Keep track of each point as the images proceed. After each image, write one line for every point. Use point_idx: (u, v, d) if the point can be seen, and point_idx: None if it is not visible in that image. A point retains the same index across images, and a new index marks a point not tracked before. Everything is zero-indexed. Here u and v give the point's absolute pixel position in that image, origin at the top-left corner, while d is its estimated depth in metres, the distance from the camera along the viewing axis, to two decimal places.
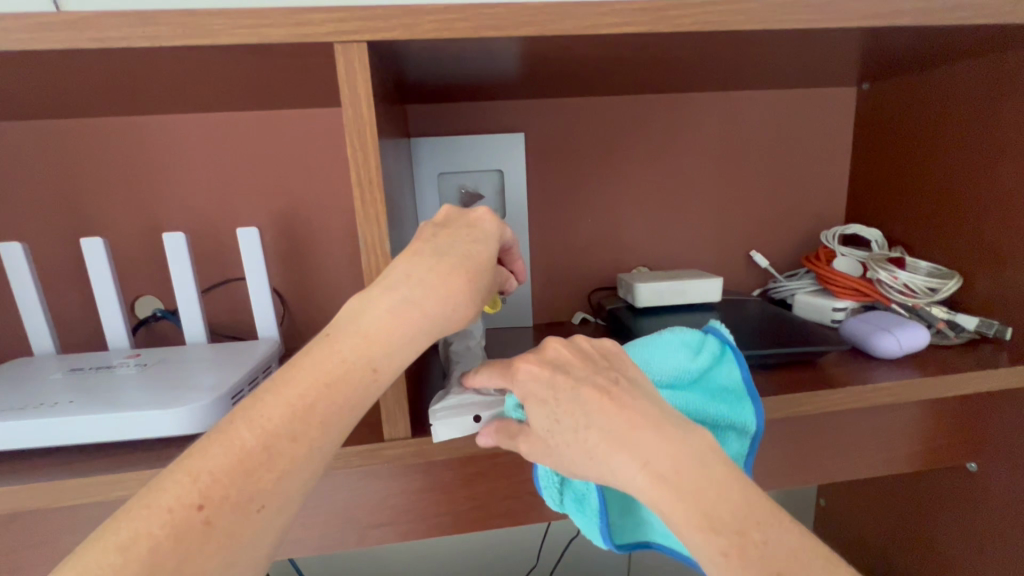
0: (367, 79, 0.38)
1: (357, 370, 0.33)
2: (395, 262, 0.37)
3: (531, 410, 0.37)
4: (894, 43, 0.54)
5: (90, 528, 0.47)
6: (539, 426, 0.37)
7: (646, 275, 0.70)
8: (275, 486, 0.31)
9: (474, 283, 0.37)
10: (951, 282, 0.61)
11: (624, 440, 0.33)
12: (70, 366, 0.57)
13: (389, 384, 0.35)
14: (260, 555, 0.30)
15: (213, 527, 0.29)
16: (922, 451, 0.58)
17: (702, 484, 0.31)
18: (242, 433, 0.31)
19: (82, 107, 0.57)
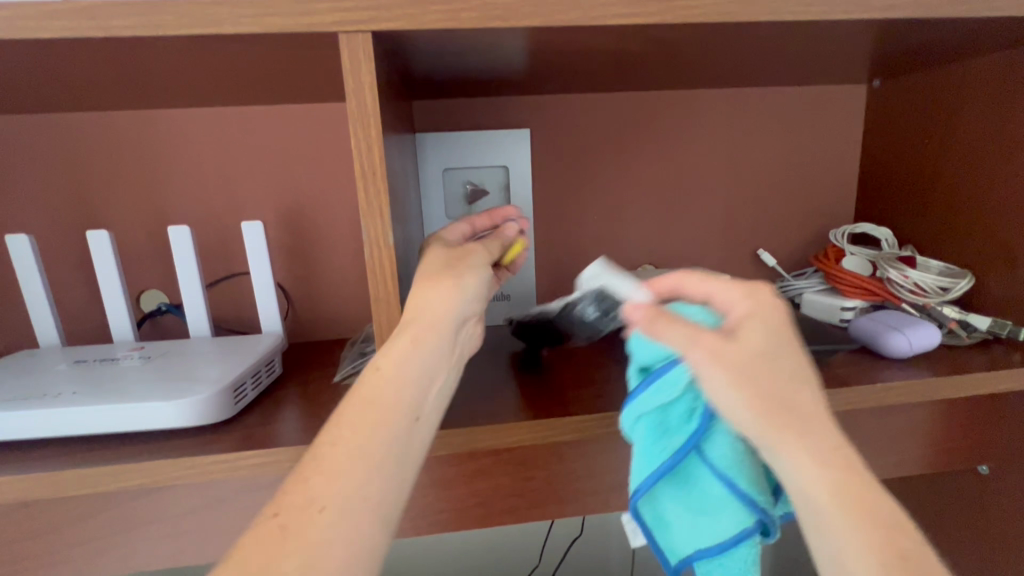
0: (372, 70, 0.38)
1: (387, 373, 0.35)
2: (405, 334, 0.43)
3: (748, 328, 0.34)
4: (907, 37, 0.53)
5: (95, 518, 0.47)
6: (745, 344, 0.33)
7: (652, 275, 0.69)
8: (330, 485, 0.30)
9: (430, 274, 0.39)
10: (963, 281, 0.59)
11: (809, 407, 0.34)
12: (75, 358, 0.57)
13: (398, 372, 0.35)
14: (342, 556, 0.29)
15: (286, 530, 0.29)
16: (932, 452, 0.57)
17: (869, 487, 0.33)
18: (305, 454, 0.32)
19: (89, 99, 0.57)
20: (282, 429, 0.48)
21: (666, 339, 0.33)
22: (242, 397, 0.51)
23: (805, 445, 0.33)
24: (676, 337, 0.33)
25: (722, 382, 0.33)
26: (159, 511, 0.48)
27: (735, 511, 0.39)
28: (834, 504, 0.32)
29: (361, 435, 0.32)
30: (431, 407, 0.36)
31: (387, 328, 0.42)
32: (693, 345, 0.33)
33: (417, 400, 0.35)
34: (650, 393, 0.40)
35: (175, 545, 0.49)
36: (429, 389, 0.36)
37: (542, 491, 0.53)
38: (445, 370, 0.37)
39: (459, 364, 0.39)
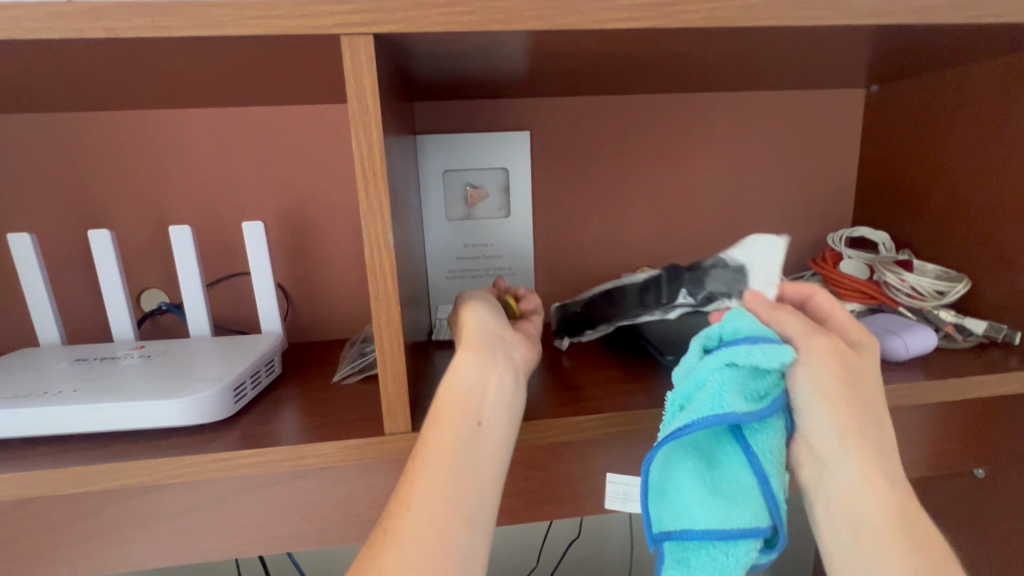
0: (373, 71, 0.38)
1: (452, 376, 0.40)
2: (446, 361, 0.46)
3: (859, 354, 0.42)
4: (904, 43, 0.54)
5: (93, 517, 0.47)
6: (854, 357, 0.41)
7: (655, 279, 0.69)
8: (414, 488, 0.36)
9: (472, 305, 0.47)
10: (958, 285, 0.60)
11: (888, 432, 0.39)
12: (75, 356, 0.57)
13: (465, 373, 0.40)
14: (426, 549, 0.33)
15: (389, 530, 0.35)
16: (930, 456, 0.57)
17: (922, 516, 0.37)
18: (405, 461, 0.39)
19: (91, 99, 0.58)
20: (281, 429, 0.48)
21: (783, 328, 0.41)
22: (242, 396, 0.51)
23: (880, 462, 0.38)
24: (792, 328, 0.41)
25: (825, 382, 0.39)
26: (157, 510, 0.48)
27: (752, 504, 0.37)
28: (893, 514, 0.37)
29: (434, 434, 0.38)
30: (493, 410, 0.40)
31: (387, 328, 0.42)
32: (810, 337, 0.40)
33: (477, 405, 0.39)
34: (750, 352, 0.38)
35: (174, 544, 0.49)
36: (489, 392, 0.40)
37: (541, 492, 0.53)
38: (500, 373, 0.41)
39: (516, 370, 0.43)
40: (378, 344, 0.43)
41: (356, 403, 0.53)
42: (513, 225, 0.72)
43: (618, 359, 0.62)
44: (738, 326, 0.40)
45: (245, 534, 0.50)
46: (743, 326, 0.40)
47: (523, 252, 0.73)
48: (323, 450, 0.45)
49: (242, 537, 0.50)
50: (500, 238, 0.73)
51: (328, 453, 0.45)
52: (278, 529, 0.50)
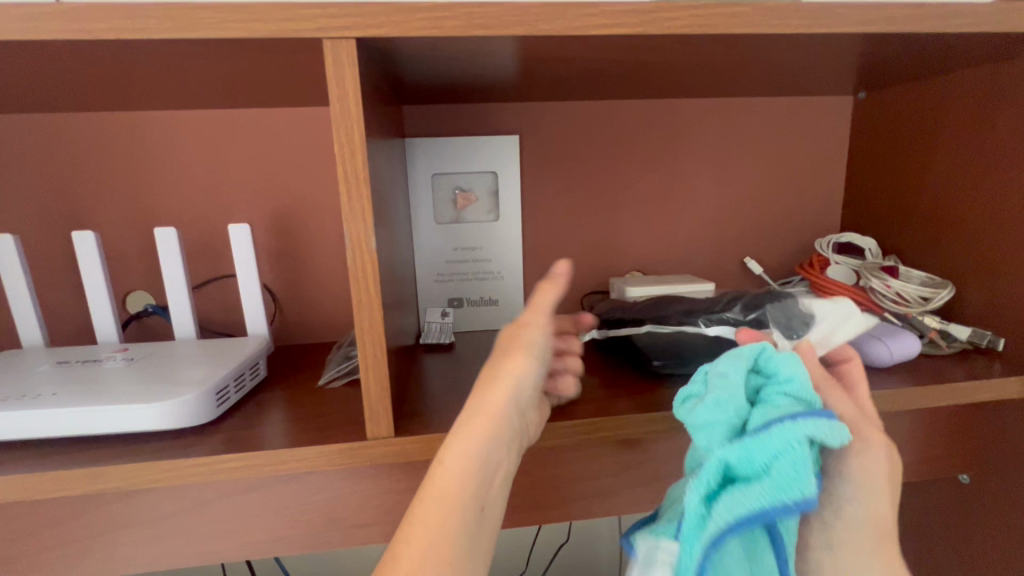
0: (355, 76, 0.38)
1: (468, 457, 0.37)
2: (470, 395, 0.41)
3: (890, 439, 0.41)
4: (889, 51, 0.54)
5: (71, 522, 0.46)
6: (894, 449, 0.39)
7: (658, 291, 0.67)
8: None
9: (527, 357, 0.42)
10: (944, 291, 0.60)
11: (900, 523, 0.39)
12: (58, 358, 0.56)
13: (484, 457, 0.38)
14: None
15: None
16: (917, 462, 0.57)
17: None
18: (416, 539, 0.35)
19: (77, 99, 0.57)
20: (264, 433, 0.48)
21: (838, 406, 0.38)
22: (225, 400, 0.51)
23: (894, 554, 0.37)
24: (848, 408, 0.38)
25: (877, 475, 0.36)
26: (137, 516, 0.47)
27: None
28: None
29: (447, 514, 0.36)
30: (496, 494, 0.39)
31: (369, 333, 0.42)
32: (867, 424, 0.37)
33: (481, 491, 0.37)
34: (830, 430, 0.34)
35: (153, 550, 0.48)
36: (496, 475, 0.39)
37: (527, 498, 0.52)
38: (508, 456, 0.40)
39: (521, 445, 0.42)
40: (361, 348, 0.43)
41: (341, 407, 0.53)
42: (502, 229, 0.72)
43: (607, 363, 0.62)
44: (799, 379, 0.37)
45: (225, 540, 0.49)
46: (805, 384, 0.37)
47: (512, 256, 0.73)
48: (306, 455, 0.45)
49: (222, 543, 0.49)
50: (489, 242, 0.73)
51: (311, 457, 0.45)
52: (260, 534, 0.49)
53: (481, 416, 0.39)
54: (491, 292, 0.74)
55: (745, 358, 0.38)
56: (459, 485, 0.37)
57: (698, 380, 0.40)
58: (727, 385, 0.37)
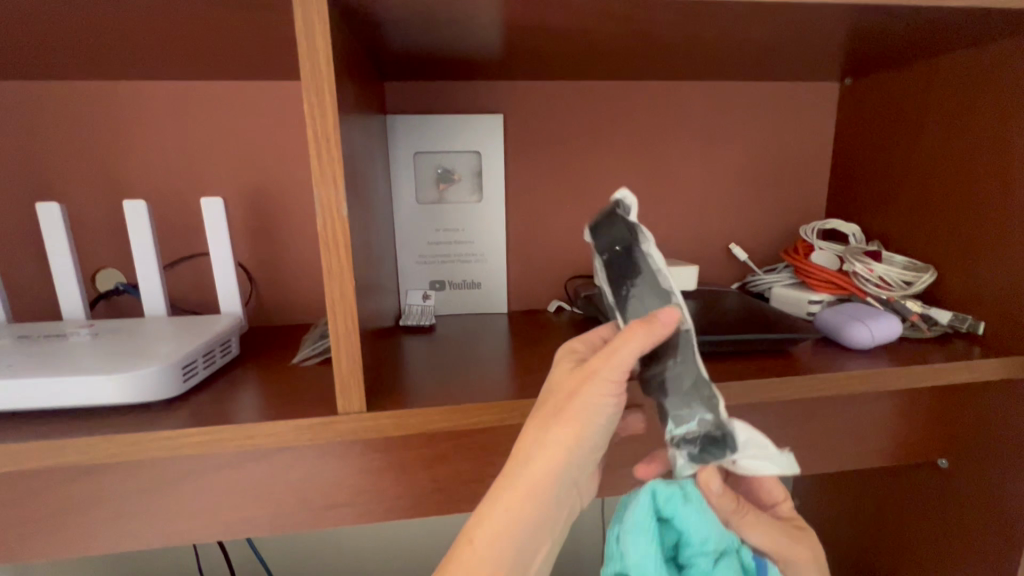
0: (326, 32, 0.37)
1: (500, 555, 0.35)
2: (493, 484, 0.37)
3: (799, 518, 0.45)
4: (875, 31, 0.54)
5: (24, 502, 0.44)
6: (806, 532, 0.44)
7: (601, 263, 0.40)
8: None
9: (584, 428, 0.36)
10: (926, 275, 0.60)
11: None
12: (18, 333, 0.54)
13: (517, 549, 0.36)
14: None
15: None
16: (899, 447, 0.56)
17: None
18: None
19: (40, 64, 0.55)
20: (233, 409, 0.47)
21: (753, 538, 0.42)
22: (193, 374, 0.50)
23: None
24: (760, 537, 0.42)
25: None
26: (95, 496, 0.45)
27: None
28: None
29: None
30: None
31: (340, 302, 0.41)
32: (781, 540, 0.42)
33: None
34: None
35: (113, 532, 0.46)
36: (532, 562, 0.37)
37: None
38: (547, 538, 0.38)
39: (564, 517, 0.39)
40: (332, 319, 0.41)
41: (315, 384, 0.52)
42: (485, 211, 0.71)
43: None
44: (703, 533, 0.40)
45: (188, 522, 0.47)
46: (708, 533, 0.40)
47: (496, 238, 0.72)
48: (275, 429, 0.44)
49: (186, 525, 0.47)
50: (472, 223, 0.71)
51: (279, 431, 0.44)
52: (226, 515, 0.47)
53: (520, 496, 0.36)
54: (474, 274, 0.72)
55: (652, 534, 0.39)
56: None
57: (615, 553, 0.40)
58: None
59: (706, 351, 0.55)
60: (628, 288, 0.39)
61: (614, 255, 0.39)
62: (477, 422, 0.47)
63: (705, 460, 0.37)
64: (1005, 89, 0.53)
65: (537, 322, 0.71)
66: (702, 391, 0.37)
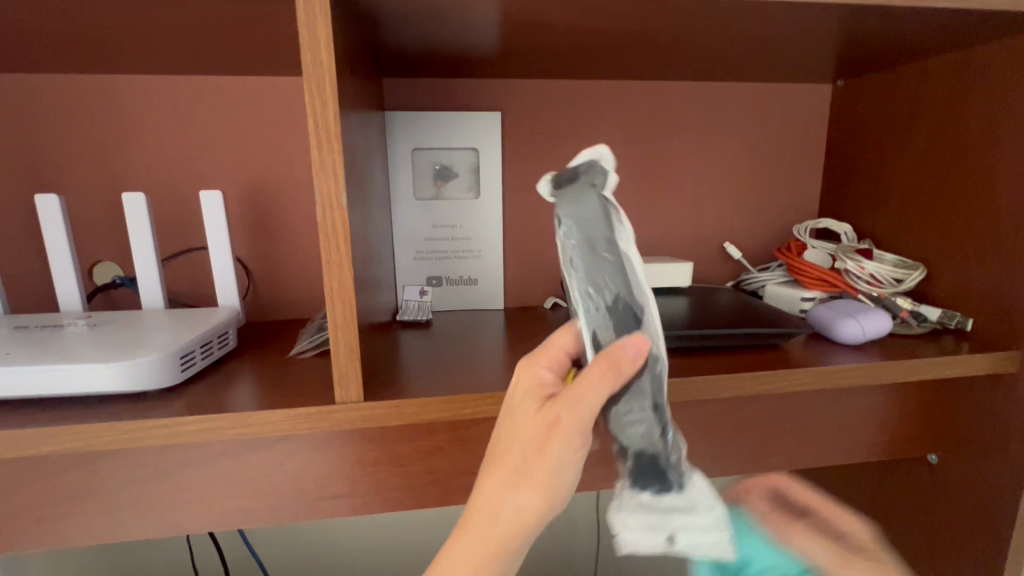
0: (327, 24, 0.37)
1: None
2: (451, 540, 0.34)
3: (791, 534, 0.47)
4: (866, 32, 0.55)
5: (19, 491, 0.44)
6: None
7: (574, 254, 0.36)
8: None
9: (552, 484, 0.34)
10: (916, 272, 0.61)
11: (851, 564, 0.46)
12: (16, 324, 0.54)
13: None
14: None
15: None
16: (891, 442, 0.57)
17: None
18: None
19: (41, 57, 0.55)
20: (231, 399, 0.47)
21: None
22: (190, 365, 0.50)
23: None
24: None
25: None
26: (91, 485, 0.45)
27: None
28: None
29: None
30: None
31: (339, 292, 0.41)
32: None
33: None
34: None
35: (109, 522, 0.46)
36: None
37: None
38: None
39: None
40: (330, 309, 0.42)
41: (312, 376, 0.52)
42: (482, 208, 0.72)
43: None
44: None
45: (185, 512, 0.47)
46: None
47: (493, 235, 0.73)
48: (273, 418, 0.45)
49: (182, 515, 0.47)
50: (469, 220, 0.72)
51: (277, 420, 0.45)
52: (222, 506, 0.47)
53: (483, 555, 0.34)
54: (470, 271, 0.73)
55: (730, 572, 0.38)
56: None
57: None
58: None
59: (699, 345, 0.56)
60: (601, 289, 0.36)
61: (590, 251, 0.36)
62: (474, 413, 0.47)
63: (649, 493, 0.37)
64: (994, 90, 0.54)
65: (533, 318, 0.71)
66: (660, 427, 0.37)
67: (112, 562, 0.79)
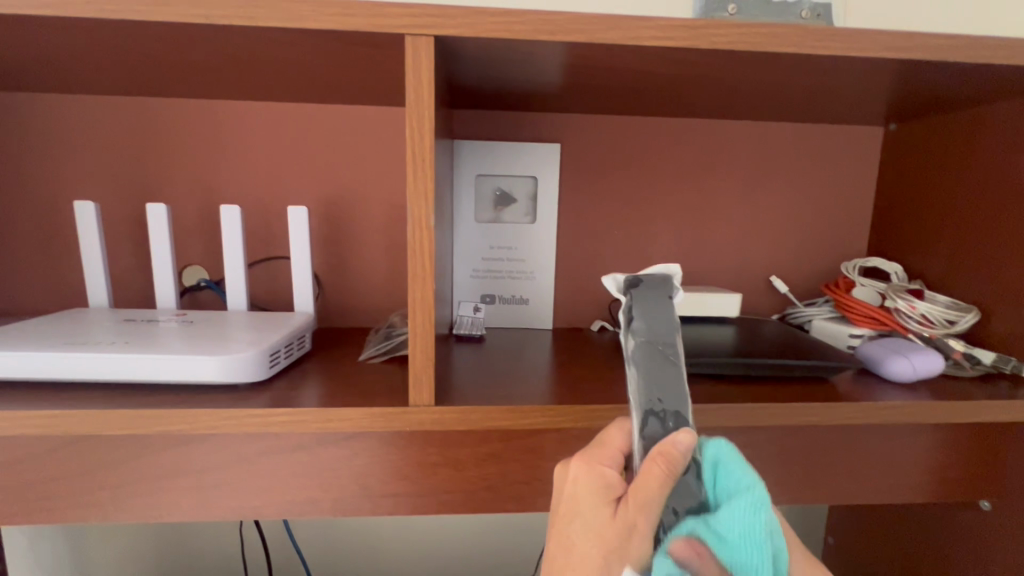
0: (431, 69, 0.42)
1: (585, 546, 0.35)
2: (592, 499, 0.36)
3: None
4: (925, 82, 0.57)
5: (121, 468, 0.49)
6: None
7: (633, 347, 0.41)
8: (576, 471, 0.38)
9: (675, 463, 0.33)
10: (968, 316, 0.61)
11: None
12: (123, 317, 0.61)
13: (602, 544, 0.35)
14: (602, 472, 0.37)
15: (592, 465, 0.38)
16: (948, 487, 0.56)
17: None
18: (576, 485, 0.37)
19: (163, 84, 0.63)
20: (311, 397, 0.52)
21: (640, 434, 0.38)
22: (276, 362, 0.55)
23: None
24: None
25: None
26: (183, 467, 0.49)
27: None
28: None
29: (567, 548, 0.36)
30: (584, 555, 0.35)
31: (421, 305, 0.46)
32: None
33: None
34: None
35: (195, 502, 0.50)
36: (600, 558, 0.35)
37: (549, 481, 0.53)
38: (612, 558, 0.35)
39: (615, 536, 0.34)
40: (411, 319, 0.46)
41: (381, 380, 0.56)
42: (538, 231, 0.76)
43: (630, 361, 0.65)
44: None
45: (262, 497, 0.51)
46: None
47: (546, 257, 0.77)
48: (351, 415, 0.49)
49: (258, 500, 0.51)
50: (524, 243, 0.76)
51: (352, 418, 0.49)
52: (294, 495, 0.51)
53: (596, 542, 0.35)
54: (523, 291, 0.77)
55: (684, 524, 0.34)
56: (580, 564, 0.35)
57: None
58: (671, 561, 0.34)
59: (751, 373, 0.58)
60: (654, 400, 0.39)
61: (676, 358, 0.40)
62: (532, 425, 0.50)
63: None
64: None
65: (581, 339, 0.74)
66: None
67: (173, 543, 0.85)
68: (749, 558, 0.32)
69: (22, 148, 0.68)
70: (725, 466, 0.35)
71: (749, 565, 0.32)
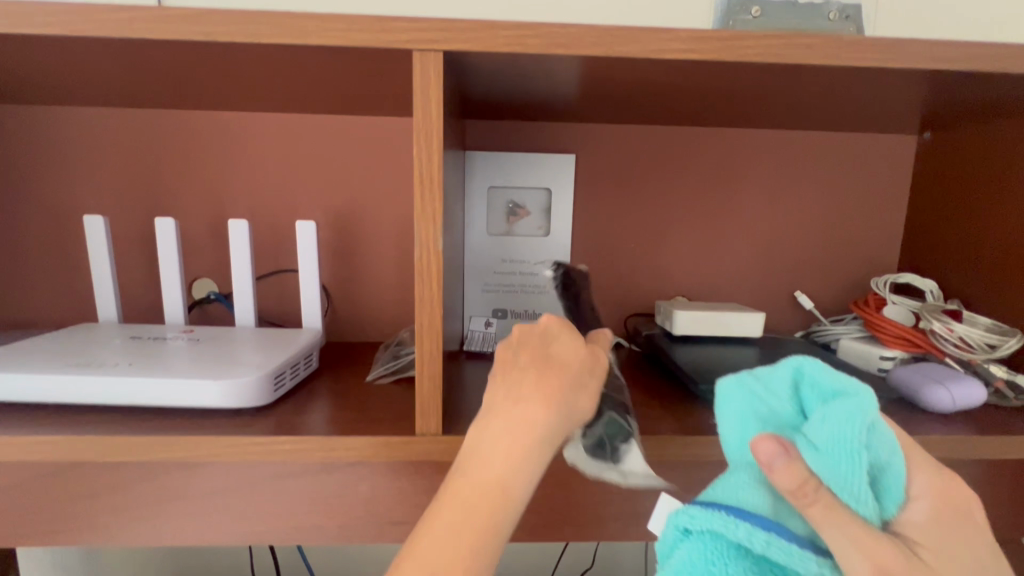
0: (439, 85, 0.40)
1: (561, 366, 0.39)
2: (572, 337, 0.41)
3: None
4: (967, 91, 0.53)
5: (124, 492, 0.48)
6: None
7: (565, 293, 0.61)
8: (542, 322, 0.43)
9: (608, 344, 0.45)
10: (1012, 339, 0.57)
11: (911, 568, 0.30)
12: (130, 334, 0.60)
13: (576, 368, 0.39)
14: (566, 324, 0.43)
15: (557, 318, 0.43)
16: (990, 525, 0.53)
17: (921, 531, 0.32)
18: (555, 328, 0.41)
19: (171, 96, 0.62)
20: (316, 421, 0.50)
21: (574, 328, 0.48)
22: (281, 385, 0.54)
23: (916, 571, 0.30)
24: (842, 534, 0.30)
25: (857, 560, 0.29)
26: (187, 492, 0.48)
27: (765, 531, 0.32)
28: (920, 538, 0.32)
29: (540, 369, 0.38)
30: (560, 371, 0.38)
31: (428, 330, 0.44)
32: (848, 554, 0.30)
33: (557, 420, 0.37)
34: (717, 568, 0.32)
35: (199, 528, 0.49)
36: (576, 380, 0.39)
37: (561, 512, 0.51)
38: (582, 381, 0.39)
39: (587, 366, 0.40)
40: (419, 345, 0.44)
41: (389, 403, 0.55)
42: (552, 245, 0.74)
43: (645, 383, 0.62)
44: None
45: (267, 523, 0.50)
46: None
47: None
48: (356, 443, 0.47)
49: (262, 526, 0.50)
50: (537, 256, 0.74)
51: (358, 446, 0.47)
52: (299, 522, 0.50)
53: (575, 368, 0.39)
54: (536, 305, 0.75)
55: (768, 429, 0.34)
56: (558, 380, 0.38)
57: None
58: (754, 466, 0.34)
59: None
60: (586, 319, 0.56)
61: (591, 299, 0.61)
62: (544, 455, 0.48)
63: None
64: None
65: None
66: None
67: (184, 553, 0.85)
68: (834, 463, 0.30)
69: (34, 161, 0.68)
70: (810, 379, 0.34)
71: (836, 469, 0.30)
